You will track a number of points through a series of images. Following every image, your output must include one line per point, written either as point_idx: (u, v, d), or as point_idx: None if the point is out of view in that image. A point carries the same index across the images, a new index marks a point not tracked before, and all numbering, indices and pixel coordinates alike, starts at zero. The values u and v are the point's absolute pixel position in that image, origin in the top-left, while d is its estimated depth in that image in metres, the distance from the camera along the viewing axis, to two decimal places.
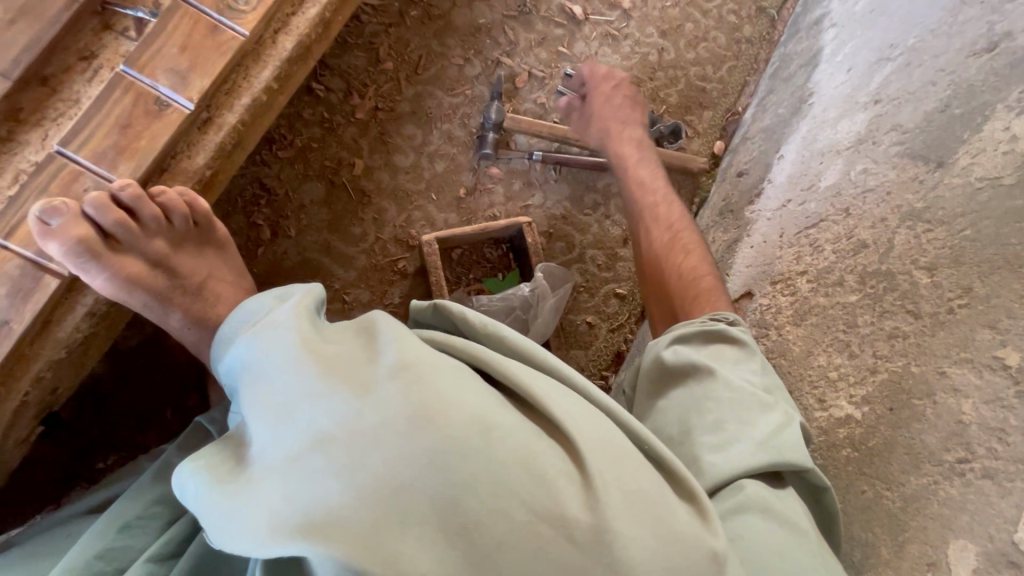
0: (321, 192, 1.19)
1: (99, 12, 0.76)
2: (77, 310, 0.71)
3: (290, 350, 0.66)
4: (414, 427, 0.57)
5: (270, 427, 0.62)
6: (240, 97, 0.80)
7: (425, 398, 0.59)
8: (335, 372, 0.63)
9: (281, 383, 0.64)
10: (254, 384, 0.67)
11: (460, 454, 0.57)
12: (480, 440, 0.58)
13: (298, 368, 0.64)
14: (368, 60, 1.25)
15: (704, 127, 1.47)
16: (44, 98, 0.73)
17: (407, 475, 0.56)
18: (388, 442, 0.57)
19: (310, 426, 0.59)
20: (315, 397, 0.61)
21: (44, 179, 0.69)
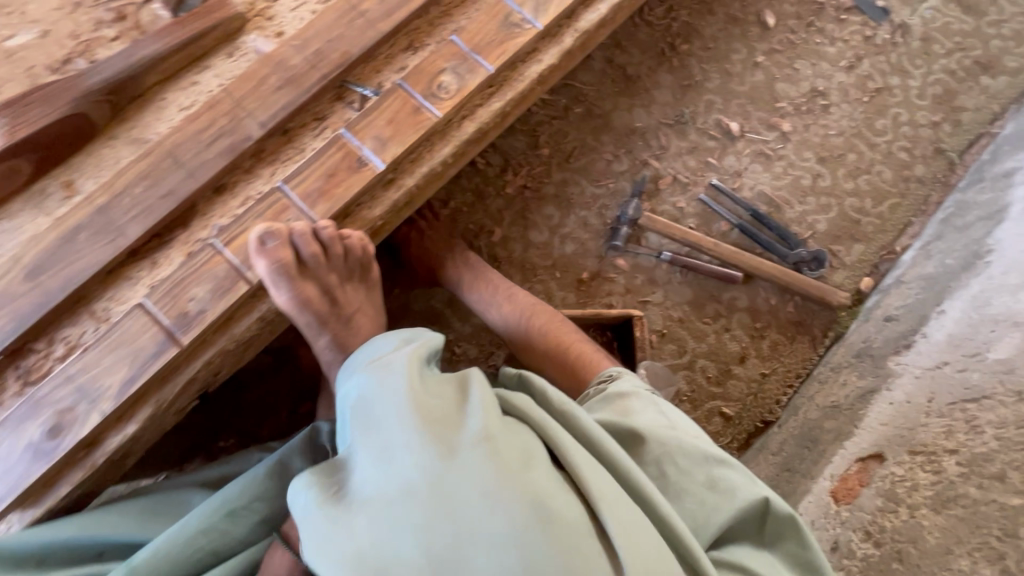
0: (459, 251, 1.32)
1: (338, 87, 0.96)
2: (253, 314, 0.86)
3: (395, 393, 0.69)
4: (498, 499, 0.59)
5: (367, 463, 0.64)
6: (420, 165, 0.94)
7: (511, 474, 0.61)
8: (430, 423, 0.65)
9: (382, 422, 0.67)
10: (357, 416, 0.70)
11: (541, 539, 0.57)
12: (554, 529, 0.58)
13: (400, 412, 0.66)
14: (528, 144, 1.38)
15: (853, 260, 1.38)
16: (281, 145, 0.93)
17: (482, 543, 0.57)
18: (474, 508, 0.58)
19: (402, 472, 0.61)
20: (411, 446, 0.63)
21: (263, 206, 0.87)
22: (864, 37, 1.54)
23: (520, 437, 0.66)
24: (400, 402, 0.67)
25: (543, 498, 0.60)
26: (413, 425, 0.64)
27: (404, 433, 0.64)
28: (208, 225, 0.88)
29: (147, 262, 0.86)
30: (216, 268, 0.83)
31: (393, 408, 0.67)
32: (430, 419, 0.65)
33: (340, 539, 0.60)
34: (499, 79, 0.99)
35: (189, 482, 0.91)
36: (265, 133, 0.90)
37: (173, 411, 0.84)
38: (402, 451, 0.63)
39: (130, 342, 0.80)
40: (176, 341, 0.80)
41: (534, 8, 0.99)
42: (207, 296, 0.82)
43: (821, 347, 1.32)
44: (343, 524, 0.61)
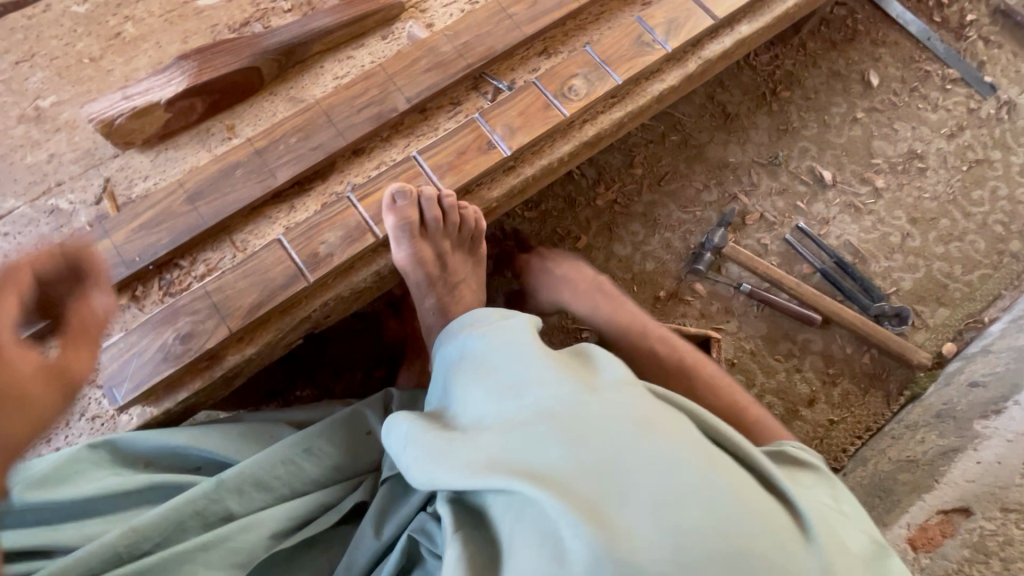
0: (544, 251, 1.37)
1: (476, 78, 1.04)
2: (371, 266, 0.92)
3: (515, 341, 0.71)
4: (640, 435, 0.58)
5: (498, 396, 0.65)
6: (540, 157, 1.00)
7: (651, 415, 0.60)
8: (563, 364, 0.66)
9: (505, 364, 0.68)
10: (473, 363, 0.72)
11: (686, 478, 0.55)
12: (699, 470, 0.56)
13: (526, 357, 0.68)
14: (623, 162, 1.44)
15: (935, 323, 1.36)
16: (418, 121, 1.01)
17: (626, 470, 0.56)
18: (622, 434, 0.58)
19: (537, 401, 0.62)
20: (543, 383, 0.64)
21: (398, 171, 0.94)
22: (968, 109, 1.55)
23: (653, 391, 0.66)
24: (524, 350, 0.69)
25: (683, 443, 0.58)
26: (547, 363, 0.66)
27: (535, 369, 0.65)
28: (344, 181, 0.96)
29: (286, 205, 0.94)
30: (349, 218, 0.90)
31: (516, 353, 0.69)
32: (562, 361, 0.67)
33: (473, 455, 0.61)
34: (624, 91, 1.05)
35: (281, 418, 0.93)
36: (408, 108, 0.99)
37: (284, 342, 0.90)
38: (532, 387, 0.64)
39: (263, 271, 0.87)
40: (303, 277, 0.87)
41: (666, 32, 1.06)
42: (337, 242, 0.89)
43: (895, 404, 1.30)
44: (476, 443, 0.62)
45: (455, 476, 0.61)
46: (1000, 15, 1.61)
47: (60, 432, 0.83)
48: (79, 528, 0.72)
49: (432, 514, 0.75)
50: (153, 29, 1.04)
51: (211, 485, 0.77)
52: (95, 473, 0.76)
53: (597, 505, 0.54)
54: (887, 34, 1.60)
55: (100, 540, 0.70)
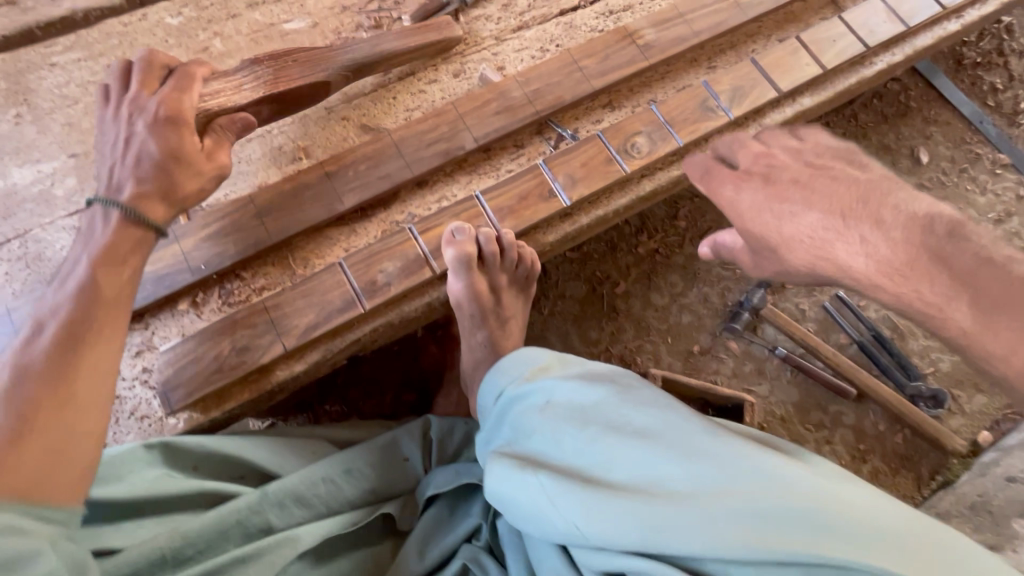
0: (581, 293, 1.38)
1: (541, 124, 1.07)
2: (424, 297, 0.94)
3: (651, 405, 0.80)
4: (815, 487, 0.69)
5: (650, 450, 0.74)
6: (597, 207, 1.02)
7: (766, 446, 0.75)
8: (678, 414, 0.78)
9: (657, 429, 0.76)
10: (612, 424, 0.78)
11: (832, 490, 0.69)
12: (830, 480, 0.71)
13: (677, 421, 0.77)
14: (667, 213, 1.46)
15: (972, 409, 1.33)
16: (481, 160, 1.04)
17: (794, 492, 0.68)
18: (783, 468, 0.71)
19: (688, 451, 0.73)
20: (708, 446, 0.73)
21: (460, 208, 0.96)
22: (1017, 195, 1.55)
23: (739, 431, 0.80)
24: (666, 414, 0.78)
25: (803, 464, 0.73)
26: (669, 415, 0.78)
27: (671, 420, 0.77)
28: (405, 211, 0.99)
29: (347, 228, 0.97)
30: (408, 250, 0.92)
31: (664, 417, 0.78)
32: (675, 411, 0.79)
33: (666, 510, 0.68)
34: (684, 151, 1.07)
35: (318, 434, 0.95)
36: (474, 147, 1.02)
37: (330, 362, 0.91)
38: (703, 448, 0.73)
39: (322, 293, 0.89)
40: (361, 303, 0.89)
41: (730, 98, 1.08)
42: (395, 271, 0.91)
43: (925, 489, 1.27)
44: (659, 498, 0.69)
45: (661, 529, 0.67)
46: None
47: (108, 429, 0.85)
48: (126, 527, 0.73)
49: (483, 549, 0.83)
50: (239, 48, 1.09)
51: (257, 496, 0.78)
52: (147, 470, 0.78)
53: (797, 518, 0.66)
54: (939, 113, 1.61)
55: (148, 541, 0.71)
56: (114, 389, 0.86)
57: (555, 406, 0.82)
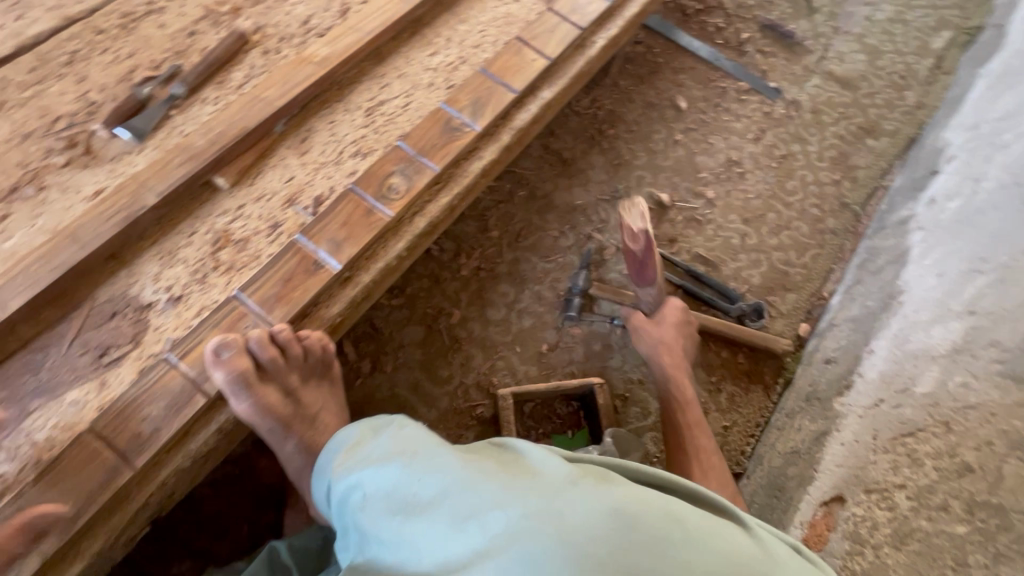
0: (419, 335, 1.34)
1: (281, 131, 1.05)
2: (210, 425, 0.84)
3: (450, 459, 0.68)
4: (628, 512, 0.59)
5: (442, 522, 0.63)
6: (376, 261, 0.98)
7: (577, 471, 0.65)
8: (474, 462, 0.67)
9: (456, 492, 0.64)
10: (416, 500, 0.66)
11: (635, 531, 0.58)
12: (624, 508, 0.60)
13: (474, 474, 0.65)
14: (478, 228, 1.46)
15: (787, 309, 1.49)
16: (235, 252, 0.95)
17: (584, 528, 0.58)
18: (574, 495, 0.61)
19: (474, 511, 0.62)
20: (495, 497, 0.62)
21: (220, 315, 0.87)
22: (764, 113, 1.75)
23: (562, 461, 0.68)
24: (457, 467, 0.66)
25: (611, 489, 0.62)
26: (461, 465, 0.66)
27: (458, 470, 0.66)
28: (161, 338, 0.87)
29: (95, 382, 0.84)
30: (171, 382, 0.82)
31: (463, 476, 0.65)
32: (470, 459, 0.68)
33: None
34: (445, 176, 1.06)
35: None
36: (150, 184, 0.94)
37: (121, 541, 0.79)
38: (511, 491, 0.62)
39: (76, 470, 0.76)
40: (129, 465, 0.77)
41: (472, 113, 1.10)
42: (161, 413, 0.80)
43: (774, 393, 1.38)
44: None
45: None
46: (768, 30, 1.87)
47: None
48: None
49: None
50: None
51: None
52: None
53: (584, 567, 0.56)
54: (683, 62, 1.78)
55: None
56: None
57: (353, 498, 0.72)
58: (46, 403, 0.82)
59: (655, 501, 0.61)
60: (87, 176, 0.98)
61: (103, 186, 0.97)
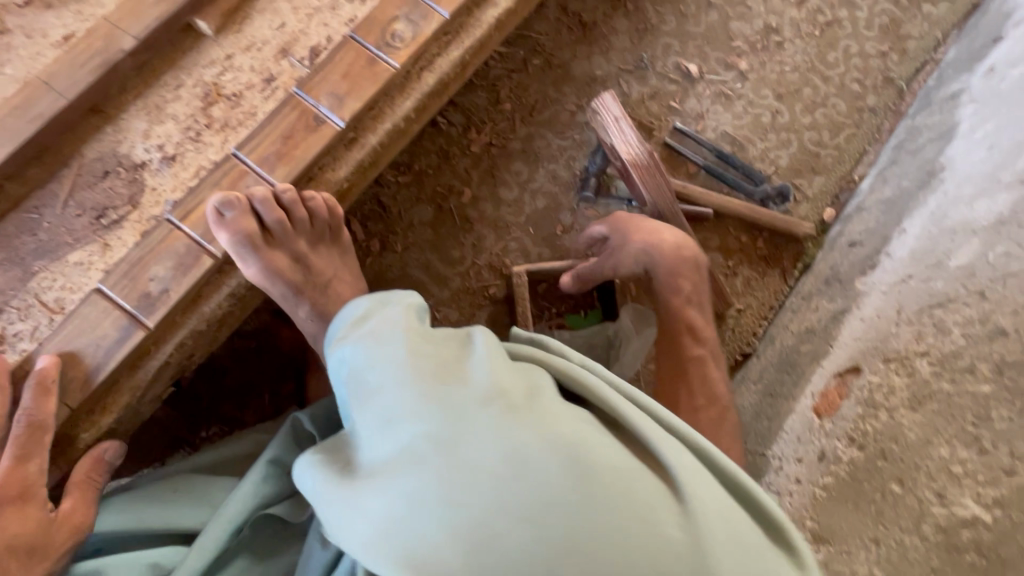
0: (429, 215, 1.28)
1: None
2: (222, 289, 0.82)
3: (401, 353, 0.65)
4: (546, 451, 0.54)
5: (373, 415, 0.62)
6: (383, 121, 0.90)
7: (522, 394, 0.59)
8: (424, 361, 0.63)
9: (391, 388, 0.62)
10: (361, 387, 0.65)
11: (545, 471, 0.53)
12: (545, 444, 0.54)
13: (414, 374, 0.62)
14: (488, 100, 1.35)
15: (814, 193, 1.42)
16: (229, 109, 0.86)
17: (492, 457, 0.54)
18: (497, 423, 0.56)
19: (397, 412, 0.59)
20: (418, 403, 0.59)
21: (219, 175, 0.82)
22: None
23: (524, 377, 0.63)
24: (403, 362, 0.63)
25: (545, 421, 0.56)
26: (409, 362, 0.63)
27: (400, 367, 0.63)
28: (160, 200, 0.82)
29: (97, 244, 0.80)
30: (175, 244, 0.78)
31: (404, 373, 0.62)
32: (423, 357, 0.64)
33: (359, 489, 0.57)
34: (456, 25, 0.94)
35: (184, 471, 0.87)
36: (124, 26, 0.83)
37: (147, 396, 0.80)
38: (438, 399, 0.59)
39: (92, 329, 0.75)
40: (142, 324, 0.76)
41: None
42: (169, 274, 0.77)
43: (791, 278, 1.36)
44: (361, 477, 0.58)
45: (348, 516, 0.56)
46: None
47: None
48: None
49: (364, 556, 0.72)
50: None
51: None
52: None
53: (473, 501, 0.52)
54: None
55: None
56: None
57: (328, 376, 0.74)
58: (50, 265, 0.79)
59: (585, 446, 0.55)
60: (53, 19, 0.87)
61: (73, 31, 0.87)
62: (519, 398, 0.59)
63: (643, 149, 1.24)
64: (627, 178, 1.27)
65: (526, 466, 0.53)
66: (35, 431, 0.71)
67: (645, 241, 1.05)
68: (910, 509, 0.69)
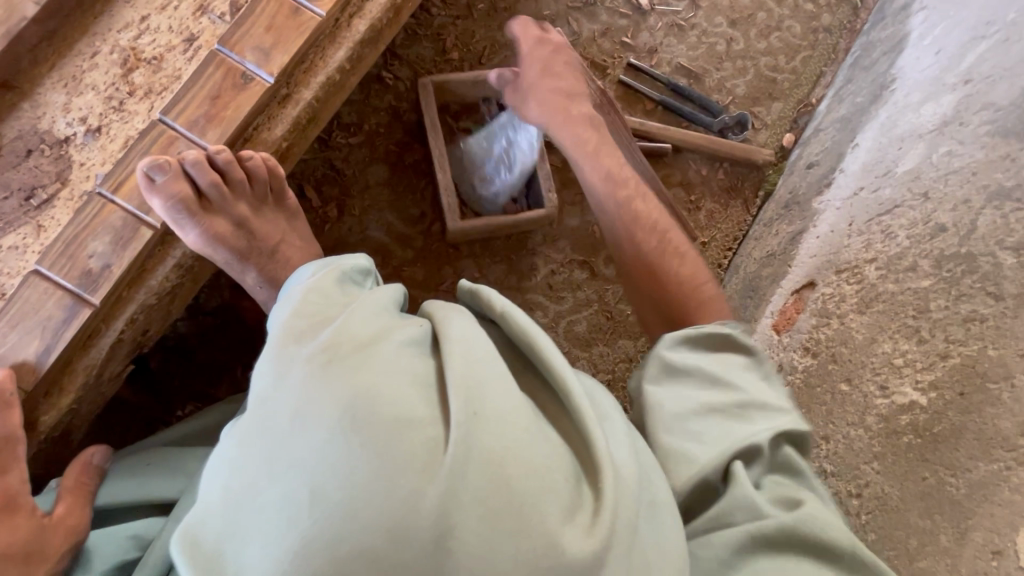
0: (384, 174, 1.26)
1: None
2: (167, 261, 0.80)
3: (285, 305, 0.63)
4: (347, 397, 0.46)
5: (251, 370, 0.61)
6: (316, 75, 0.87)
7: (360, 338, 0.53)
8: (299, 310, 0.60)
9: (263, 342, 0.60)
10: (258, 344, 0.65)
11: (335, 422, 0.45)
12: (346, 391, 0.47)
13: (279, 325, 0.59)
14: (435, 50, 1.30)
15: (772, 119, 1.40)
16: (151, 74, 0.82)
17: (289, 408, 0.48)
18: (311, 371, 0.50)
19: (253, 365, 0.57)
20: (263, 354, 0.56)
21: (147, 143, 0.78)
22: None
23: (387, 320, 0.56)
24: (281, 314, 0.61)
25: (362, 366, 0.49)
26: (285, 312, 0.61)
27: (276, 320, 0.61)
28: (89, 175, 0.79)
29: (31, 226, 0.78)
30: (110, 218, 0.76)
31: (275, 325, 0.60)
32: (302, 307, 0.61)
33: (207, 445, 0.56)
34: None
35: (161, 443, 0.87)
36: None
37: (105, 374, 0.79)
38: (277, 349, 0.55)
39: (36, 312, 0.74)
40: (87, 302, 0.74)
41: None
42: (108, 249, 0.75)
43: (754, 208, 1.36)
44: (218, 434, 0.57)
45: None
46: None
47: None
48: None
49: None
50: None
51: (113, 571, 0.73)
52: None
53: (257, 459, 0.46)
54: None
55: None
56: None
57: None
58: None
59: (394, 393, 0.47)
60: None
61: None
62: (351, 344, 0.52)
63: (594, 87, 1.20)
64: None
65: (276, 428, 0.47)
66: (6, 444, 0.71)
67: (603, 178, 0.96)
68: (856, 404, 0.75)
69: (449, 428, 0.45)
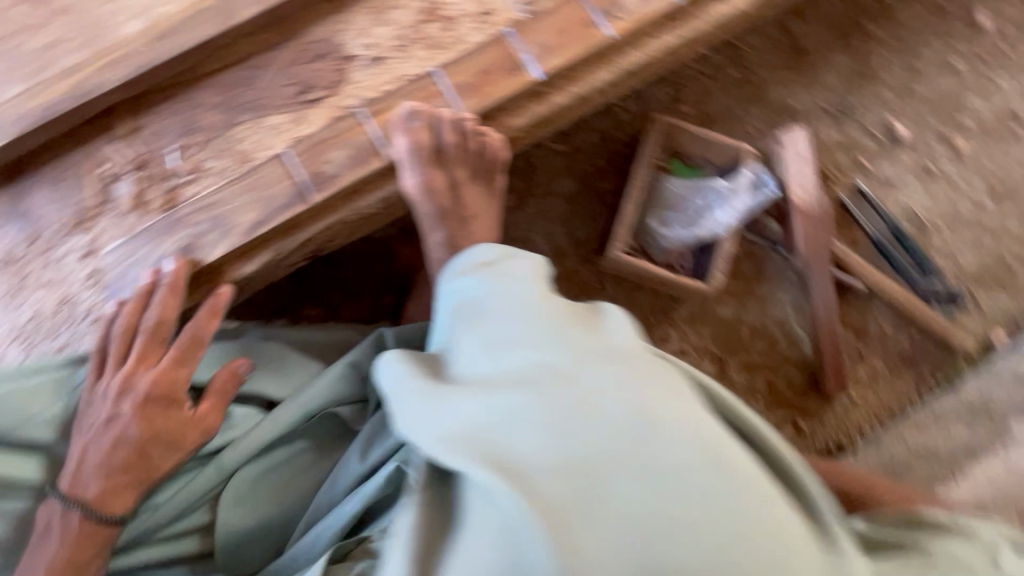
0: (569, 189, 1.28)
1: None
2: (376, 192, 0.87)
3: (520, 291, 0.68)
4: (649, 414, 0.55)
5: (482, 342, 0.65)
6: (575, 85, 0.89)
7: (633, 354, 0.61)
8: (541, 302, 0.66)
9: (509, 321, 0.65)
10: (475, 315, 0.68)
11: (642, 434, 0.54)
12: (645, 405, 0.56)
13: (531, 311, 0.65)
14: (670, 97, 1.29)
15: (989, 308, 1.24)
16: (441, 29, 0.89)
17: (593, 401, 0.56)
18: (607, 375, 0.58)
19: (510, 342, 0.63)
20: (533, 339, 0.62)
21: (415, 88, 0.86)
22: None
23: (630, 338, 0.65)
24: (522, 299, 0.67)
25: (651, 389, 0.58)
26: (526, 299, 0.67)
27: (522, 304, 0.66)
28: (356, 93, 0.87)
29: (292, 115, 0.87)
30: (358, 139, 0.84)
31: (524, 309, 0.66)
32: (541, 298, 0.67)
33: (450, 409, 0.59)
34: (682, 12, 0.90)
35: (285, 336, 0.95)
36: None
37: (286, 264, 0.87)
38: (550, 339, 0.62)
39: (268, 188, 0.83)
40: (305, 198, 0.83)
41: None
42: (345, 163, 0.83)
43: (924, 389, 1.21)
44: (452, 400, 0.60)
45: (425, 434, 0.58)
46: None
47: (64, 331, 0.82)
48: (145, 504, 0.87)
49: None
50: None
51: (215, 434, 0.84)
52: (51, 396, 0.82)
53: (562, 439, 0.54)
54: None
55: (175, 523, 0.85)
56: (66, 291, 0.82)
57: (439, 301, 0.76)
58: (251, 119, 0.87)
59: (684, 422, 0.56)
60: None
61: None
62: (628, 359, 0.60)
63: (817, 198, 1.13)
64: (787, 222, 1.17)
65: (588, 422, 0.55)
66: (193, 343, 0.81)
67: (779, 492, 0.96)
68: None
69: (734, 467, 0.55)
